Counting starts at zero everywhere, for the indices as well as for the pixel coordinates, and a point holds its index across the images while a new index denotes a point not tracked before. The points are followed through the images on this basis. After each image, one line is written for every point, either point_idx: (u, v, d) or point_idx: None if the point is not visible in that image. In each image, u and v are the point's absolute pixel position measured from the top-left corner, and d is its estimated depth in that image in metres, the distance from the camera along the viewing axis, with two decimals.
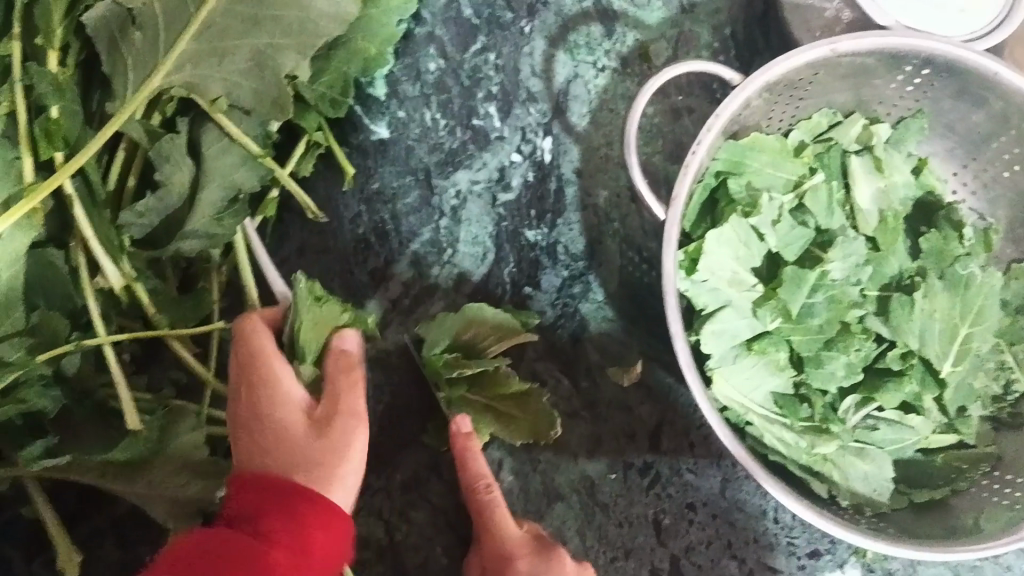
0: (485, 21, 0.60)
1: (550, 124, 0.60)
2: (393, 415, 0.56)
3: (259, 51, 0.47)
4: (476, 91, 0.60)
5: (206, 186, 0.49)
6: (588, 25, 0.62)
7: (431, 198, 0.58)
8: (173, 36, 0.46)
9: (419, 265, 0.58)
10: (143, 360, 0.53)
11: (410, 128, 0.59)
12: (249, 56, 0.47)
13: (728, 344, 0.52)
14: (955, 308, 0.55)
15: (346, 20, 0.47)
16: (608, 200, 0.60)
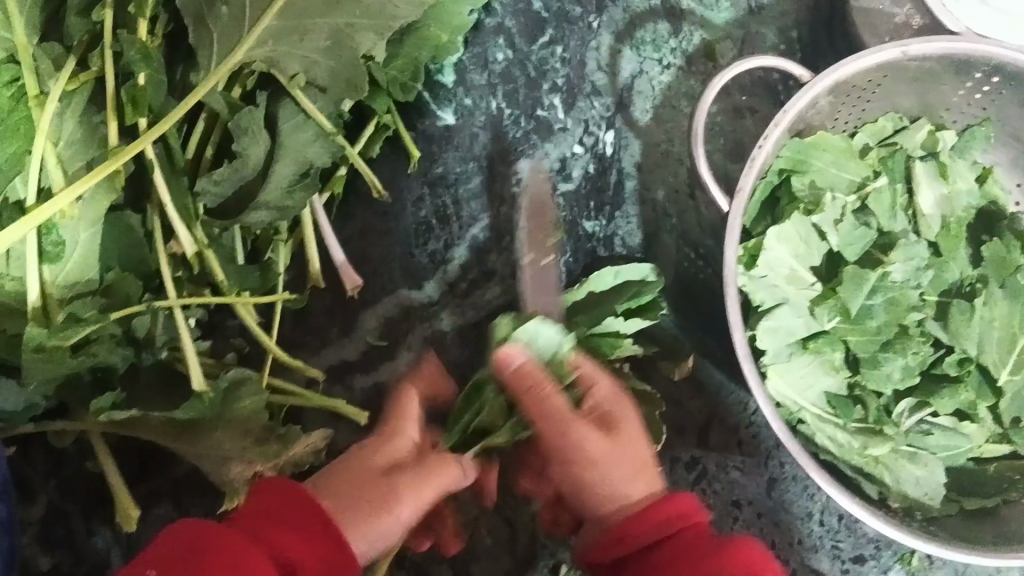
0: (552, 13, 0.60)
1: (613, 118, 0.61)
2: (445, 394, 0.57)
3: (338, 30, 0.48)
4: (542, 82, 0.60)
5: (280, 160, 0.50)
6: (655, 23, 0.63)
7: (492, 185, 0.59)
8: (259, 11, 0.48)
9: (478, 249, 0.59)
10: (209, 327, 0.55)
11: (476, 116, 0.59)
12: (328, 35, 0.48)
13: (783, 342, 0.52)
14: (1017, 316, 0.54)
15: (424, 5, 0.48)
16: (666, 197, 0.61)
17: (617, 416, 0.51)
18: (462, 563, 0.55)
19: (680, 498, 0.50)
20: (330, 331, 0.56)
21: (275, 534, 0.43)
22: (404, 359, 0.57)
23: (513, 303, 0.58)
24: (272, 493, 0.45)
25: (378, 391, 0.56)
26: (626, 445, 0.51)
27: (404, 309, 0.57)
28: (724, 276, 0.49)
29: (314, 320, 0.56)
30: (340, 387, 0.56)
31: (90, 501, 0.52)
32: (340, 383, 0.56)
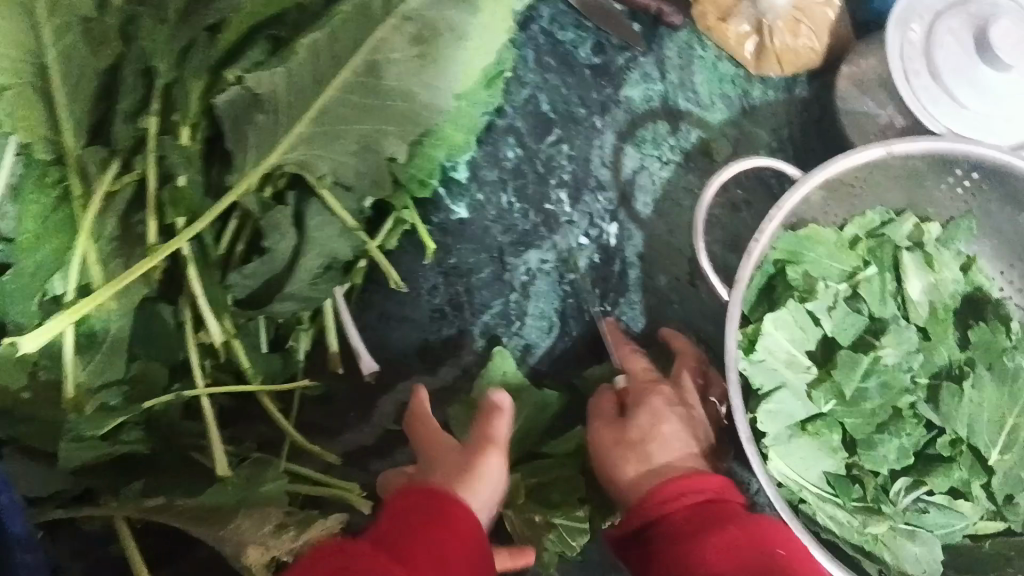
0: (606, 69, 0.67)
1: (617, 211, 0.65)
2: None
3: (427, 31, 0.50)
4: (550, 177, 0.64)
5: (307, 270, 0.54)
6: (673, 75, 0.68)
7: (503, 274, 0.63)
8: (288, 120, 0.51)
9: (488, 335, 0.62)
10: (234, 414, 0.57)
11: (488, 209, 0.63)
12: (344, 87, 0.50)
13: (784, 424, 0.55)
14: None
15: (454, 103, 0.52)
16: (668, 284, 0.65)
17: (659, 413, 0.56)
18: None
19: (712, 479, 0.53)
20: (350, 414, 0.59)
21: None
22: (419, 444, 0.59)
23: None
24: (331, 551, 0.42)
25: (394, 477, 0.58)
26: (641, 415, 0.56)
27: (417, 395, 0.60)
28: (726, 365, 0.52)
29: (332, 406, 0.59)
30: (357, 470, 0.58)
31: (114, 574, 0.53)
32: (356, 467, 0.58)
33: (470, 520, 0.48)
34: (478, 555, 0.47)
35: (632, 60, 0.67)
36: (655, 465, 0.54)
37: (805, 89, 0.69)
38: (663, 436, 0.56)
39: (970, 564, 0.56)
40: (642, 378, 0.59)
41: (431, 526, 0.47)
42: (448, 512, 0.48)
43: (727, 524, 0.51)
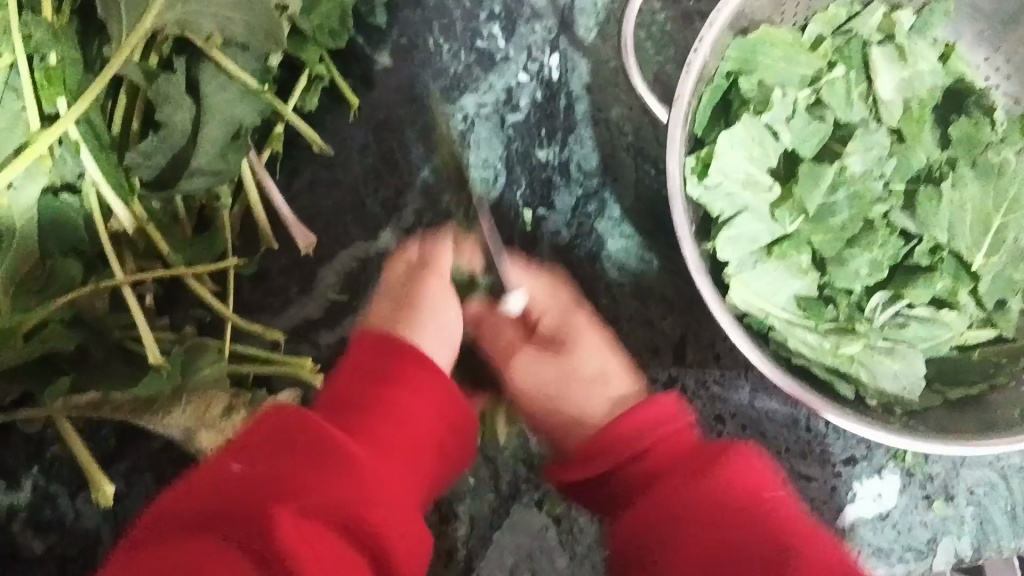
0: None
1: (557, 40, 0.59)
2: None
3: None
4: (479, 11, 0.59)
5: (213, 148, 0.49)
6: None
7: (439, 123, 0.58)
8: None
9: (430, 191, 0.57)
10: (168, 300, 0.54)
11: (414, 54, 0.58)
12: None
13: (746, 249, 0.51)
14: (1012, 181, 0.53)
15: None
16: (620, 115, 0.59)
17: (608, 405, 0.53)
18: (481, 545, 0.55)
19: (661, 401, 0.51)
20: (290, 291, 0.56)
21: (252, 505, 0.36)
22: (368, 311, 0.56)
23: None
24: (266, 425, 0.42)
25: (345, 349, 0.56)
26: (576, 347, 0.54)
27: (360, 263, 0.56)
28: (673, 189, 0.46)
29: (272, 283, 0.56)
30: (307, 346, 0.55)
31: (73, 467, 0.52)
32: (306, 342, 0.55)
33: (429, 372, 0.49)
34: (440, 397, 0.49)
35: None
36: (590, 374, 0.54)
37: None
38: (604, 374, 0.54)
39: (959, 373, 0.52)
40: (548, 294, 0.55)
41: (386, 386, 0.48)
42: (402, 367, 0.49)
43: (709, 464, 0.49)
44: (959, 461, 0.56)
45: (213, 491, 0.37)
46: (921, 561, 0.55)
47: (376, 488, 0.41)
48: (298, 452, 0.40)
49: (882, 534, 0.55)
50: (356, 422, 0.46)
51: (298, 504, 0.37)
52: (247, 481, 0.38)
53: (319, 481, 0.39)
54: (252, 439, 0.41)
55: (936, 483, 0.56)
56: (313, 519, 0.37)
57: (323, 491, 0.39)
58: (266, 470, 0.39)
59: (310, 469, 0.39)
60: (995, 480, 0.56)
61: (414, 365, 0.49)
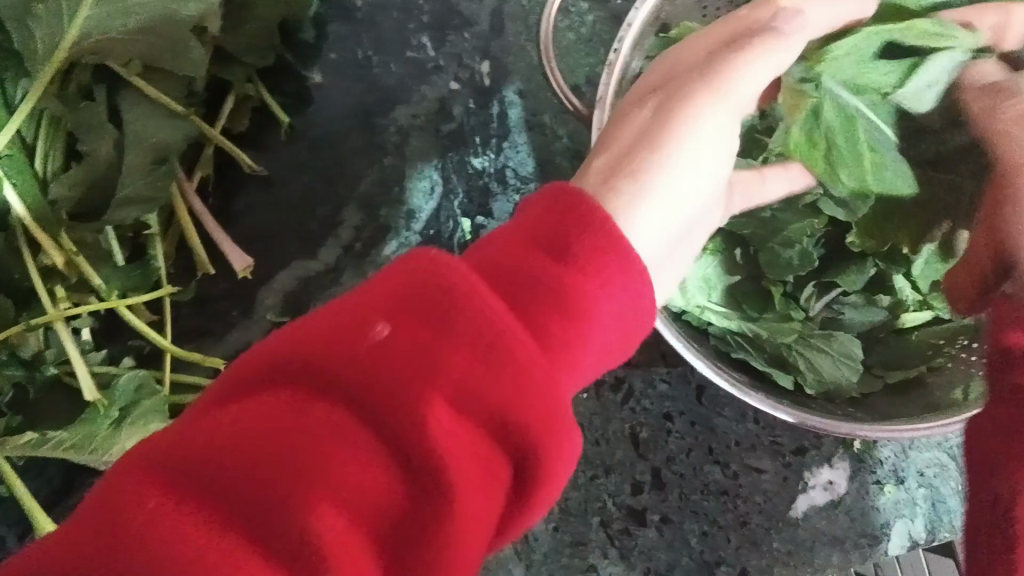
0: None
1: (489, 47, 0.59)
2: None
3: None
4: (409, 23, 0.59)
5: (132, 176, 0.48)
6: None
7: (374, 137, 0.58)
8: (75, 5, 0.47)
9: (368, 206, 0.57)
10: (107, 332, 0.54)
11: (346, 69, 0.58)
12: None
13: None
14: (960, 161, 0.52)
15: None
16: (554, 119, 0.59)
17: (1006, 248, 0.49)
18: None
19: None
20: (232, 314, 0.55)
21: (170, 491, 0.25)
22: None
23: None
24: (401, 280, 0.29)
25: None
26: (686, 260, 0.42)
27: (301, 282, 0.56)
28: None
29: (214, 307, 0.56)
30: None
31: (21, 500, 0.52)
32: None
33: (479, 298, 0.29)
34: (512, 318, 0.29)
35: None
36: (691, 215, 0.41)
37: None
38: None
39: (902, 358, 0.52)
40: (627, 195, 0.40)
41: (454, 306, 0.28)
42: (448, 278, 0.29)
43: None
44: (908, 443, 0.56)
45: (202, 419, 0.27)
46: (876, 547, 0.54)
47: (399, 439, 0.27)
48: (396, 362, 0.27)
49: (836, 522, 0.55)
50: (432, 360, 0.27)
51: (378, 455, 0.26)
52: (255, 411, 0.27)
53: (252, 466, 0.25)
54: (284, 411, 0.26)
55: (887, 468, 0.55)
56: (315, 482, 0.25)
57: (459, 446, 0.27)
58: (270, 420, 0.26)
59: (290, 422, 0.26)
60: (946, 461, 0.56)
61: (577, 225, 0.32)
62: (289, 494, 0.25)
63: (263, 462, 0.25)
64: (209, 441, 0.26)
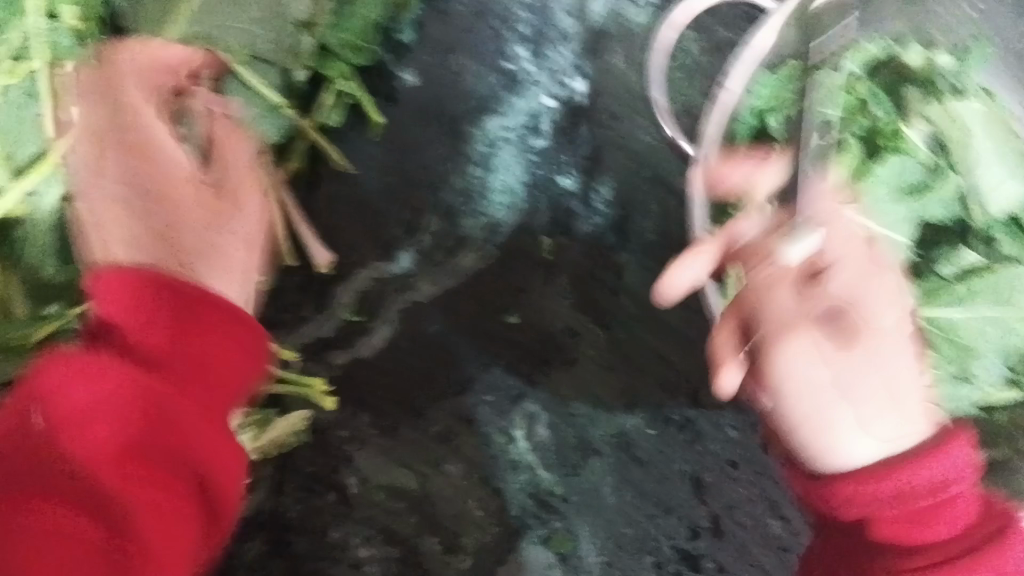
0: None
1: (585, 65, 0.57)
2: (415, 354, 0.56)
3: None
4: (507, 31, 0.57)
5: None
6: None
7: (461, 145, 0.57)
8: None
9: (449, 214, 0.57)
10: None
11: (439, 72, 0.57)
12: None
13: None
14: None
15: None
16: (646, 144, 0.57)
17: (791, 324, 0.43)
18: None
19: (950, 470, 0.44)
20: (304, 309, 0.56)
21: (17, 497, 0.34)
22: (381, 333, 0.56)
23: (489, 269, 0.57)
24: (113, 288, 0.40)
25: (357, 368, 0.56)
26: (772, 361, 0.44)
27: (376, 282, 0.56)
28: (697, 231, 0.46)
29: (287, 300, 0.56)
30: (320, 365, 0.55)
31: None
32: (320, 362, 0.55)
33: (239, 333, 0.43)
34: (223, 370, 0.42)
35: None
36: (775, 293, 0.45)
37: None
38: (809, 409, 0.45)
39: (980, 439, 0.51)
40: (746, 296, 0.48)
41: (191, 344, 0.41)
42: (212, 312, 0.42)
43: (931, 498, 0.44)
44: None
45: (26, 488, 0.35)
46: None
47: (131, 460, 0.37)
48: (195, 366, 0.41)
49: None
50: (176, 415, 0.39)
51: (59, 501, 0.35)
52: (70, 453, 0.36)
53: (89, 485, 0.35)
54: (146, 303, 0.40)
55: None
56: (129, 547, 0.35)
57: (216, 460, 0.40)
58: (95, 409, 0.37)
59: (113, 419, 0.37)
60: None
61: (201, 313, 0.42)
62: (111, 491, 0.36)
63: (126, 476, 0.36)
64: (68, 489, 0.35)
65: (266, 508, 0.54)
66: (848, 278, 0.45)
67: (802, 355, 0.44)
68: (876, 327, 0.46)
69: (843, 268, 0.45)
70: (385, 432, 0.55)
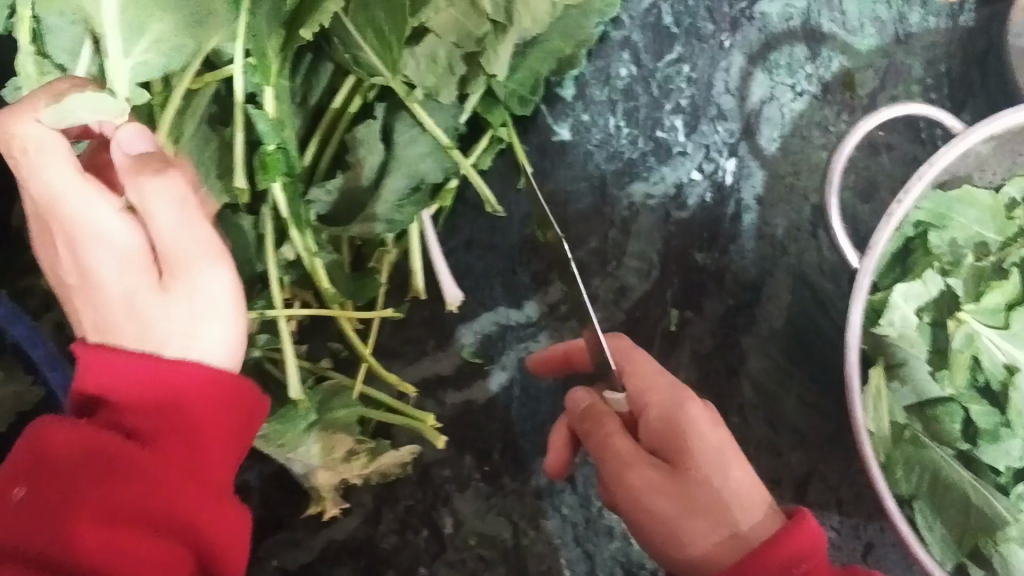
0: None
1: (737, 145, 0.58)
2: (527, 406, 0.56)
3: None
4: (665, 102, 0.58)
5: (382, 196, 0.49)
6: None
7: (603, 207, 0.57)
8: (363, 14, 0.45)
9: (581, 271, 0.57)
10: (311, 329, 0.55)
11: (593, 133, 0.58)
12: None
13: (905, 401, 0.52)
14: None
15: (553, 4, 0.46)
16: (786, 232, 0.58)
17: (630, 462, 0.45)
18: None
19: (794, 531, 0.41)
20: (427, 344, 0.56)
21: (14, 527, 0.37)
22: (497, 379, 0.56)
23: (613, 332, 0.56)
24: (115, 365, 0.41)
25: (469, 410, 0.55)
26: (699, 452, 0.44)
27: (500, 327, 0.56)
28: (847, 338, 0.46)
29: (411, 331, 0.56)
30: (432, 401, 0.56)
31: None
32: (432, 397, 0.56)
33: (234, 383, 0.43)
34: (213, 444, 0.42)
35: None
36: (669, 378, 0.47)
37: (971, 18, 0.59)
38: (725, 465, 0.44)
39: None
40: (579, 409, 0.49)
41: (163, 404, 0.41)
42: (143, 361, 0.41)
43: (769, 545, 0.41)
44: None
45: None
46: None
47: (123, 532, 0.38)
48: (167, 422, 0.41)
49: None
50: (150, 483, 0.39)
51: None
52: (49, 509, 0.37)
53: (61, 529, 0.37)
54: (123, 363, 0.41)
55: None
56: None
57: (211, 525, 0.41)
58: (110, 467, 0.39)
59: (130, 483, 0.39)
60: None
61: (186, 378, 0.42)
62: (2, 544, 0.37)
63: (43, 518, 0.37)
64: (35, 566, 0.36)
65: (360, 535, 0.54)
66: (665, 400, 0.45)
67: (643, 484, 0.44)
68: (700, 451, 0.44)
69: (697, 401, 0.45)
70: (487, 477, 0.55)
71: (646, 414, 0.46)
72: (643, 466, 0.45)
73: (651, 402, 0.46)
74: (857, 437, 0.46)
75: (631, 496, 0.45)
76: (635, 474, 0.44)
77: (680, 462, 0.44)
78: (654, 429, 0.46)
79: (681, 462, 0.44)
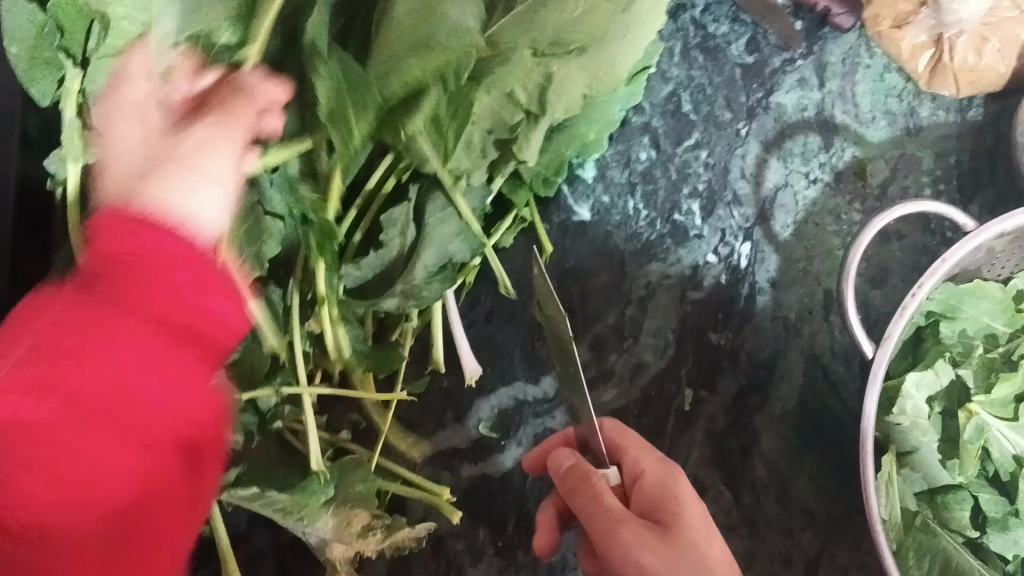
0: (750, 73, 0.62)
1: (752, 229, 0.60)
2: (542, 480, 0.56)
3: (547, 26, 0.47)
4: (683, 185, 0.60)
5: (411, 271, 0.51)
6: (826, 86, 0.62)
7: (621, 285, 0.59)
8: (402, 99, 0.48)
9: (598, 347, 0.58)
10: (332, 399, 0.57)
11: (613, 214, 0.60)
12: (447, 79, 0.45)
13: (916, 489, 0.52)
14: None
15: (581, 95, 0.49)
16: (798, 314, 0.59)
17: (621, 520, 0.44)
18: None
19: None
20: (444, 415, 0.57)
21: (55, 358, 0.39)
22: (513, 453, 0.57)
23: (628, 408, 0.57)
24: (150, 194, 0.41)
25: (484, 482, 0.56)
26: (687, 522, 0.45)
27: (517, 401, 0.57)
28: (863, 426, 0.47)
29: (430, 402, 0.57)
30: (449, 472, 0.56)
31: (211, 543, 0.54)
32: (448, 468, 0.56)
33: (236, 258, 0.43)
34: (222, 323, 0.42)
35: (789, 62, 0.62)
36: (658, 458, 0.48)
37: (980, 113, 0.61)
38: (710, 538, 0.45)
39: None
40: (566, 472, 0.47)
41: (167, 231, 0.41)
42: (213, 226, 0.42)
43: None
44: None
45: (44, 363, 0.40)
46: None
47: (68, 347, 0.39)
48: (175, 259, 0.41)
49: None
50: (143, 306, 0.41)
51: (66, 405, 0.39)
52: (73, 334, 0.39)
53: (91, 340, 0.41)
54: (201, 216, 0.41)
55: None
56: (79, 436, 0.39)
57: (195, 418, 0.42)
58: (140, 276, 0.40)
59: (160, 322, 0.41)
60: None
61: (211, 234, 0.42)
62: (66, 462, 0.38)
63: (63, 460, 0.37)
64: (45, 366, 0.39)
65: None
66: (658, 471, 0.47)
67: (636, 540, 0.43)
68: (688, 523, 0.44)
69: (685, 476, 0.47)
70: (500, 551, 0.55)
71: (639, 484, 0.47)
72: (639, 528, 0.43)
73: (647, 476, 0.47)
74: (873, 526, 0.46)
75: (619, 553, 0.43)
76: (631, 536, 0.43)
77: (672, 530, 0.44)
78: (647, 501, 0.46)
79: (672, 531, 0.44)
